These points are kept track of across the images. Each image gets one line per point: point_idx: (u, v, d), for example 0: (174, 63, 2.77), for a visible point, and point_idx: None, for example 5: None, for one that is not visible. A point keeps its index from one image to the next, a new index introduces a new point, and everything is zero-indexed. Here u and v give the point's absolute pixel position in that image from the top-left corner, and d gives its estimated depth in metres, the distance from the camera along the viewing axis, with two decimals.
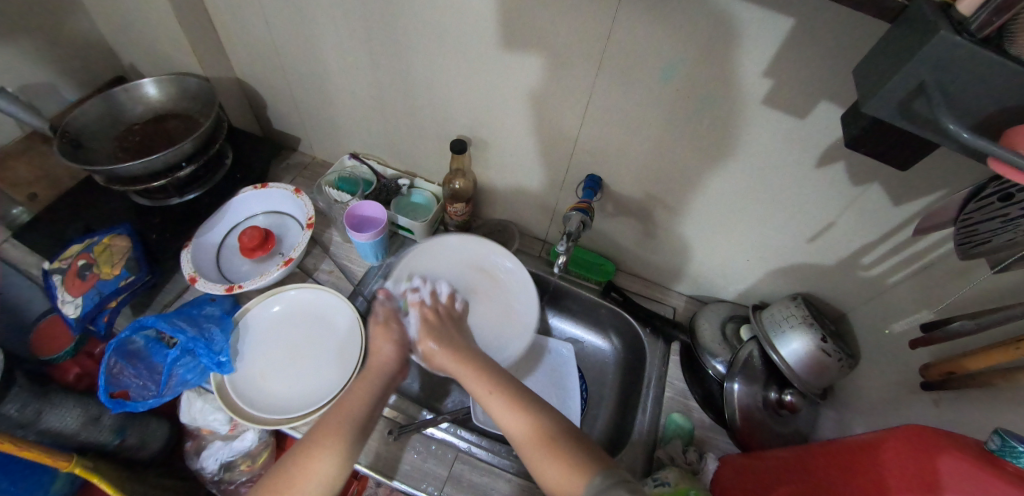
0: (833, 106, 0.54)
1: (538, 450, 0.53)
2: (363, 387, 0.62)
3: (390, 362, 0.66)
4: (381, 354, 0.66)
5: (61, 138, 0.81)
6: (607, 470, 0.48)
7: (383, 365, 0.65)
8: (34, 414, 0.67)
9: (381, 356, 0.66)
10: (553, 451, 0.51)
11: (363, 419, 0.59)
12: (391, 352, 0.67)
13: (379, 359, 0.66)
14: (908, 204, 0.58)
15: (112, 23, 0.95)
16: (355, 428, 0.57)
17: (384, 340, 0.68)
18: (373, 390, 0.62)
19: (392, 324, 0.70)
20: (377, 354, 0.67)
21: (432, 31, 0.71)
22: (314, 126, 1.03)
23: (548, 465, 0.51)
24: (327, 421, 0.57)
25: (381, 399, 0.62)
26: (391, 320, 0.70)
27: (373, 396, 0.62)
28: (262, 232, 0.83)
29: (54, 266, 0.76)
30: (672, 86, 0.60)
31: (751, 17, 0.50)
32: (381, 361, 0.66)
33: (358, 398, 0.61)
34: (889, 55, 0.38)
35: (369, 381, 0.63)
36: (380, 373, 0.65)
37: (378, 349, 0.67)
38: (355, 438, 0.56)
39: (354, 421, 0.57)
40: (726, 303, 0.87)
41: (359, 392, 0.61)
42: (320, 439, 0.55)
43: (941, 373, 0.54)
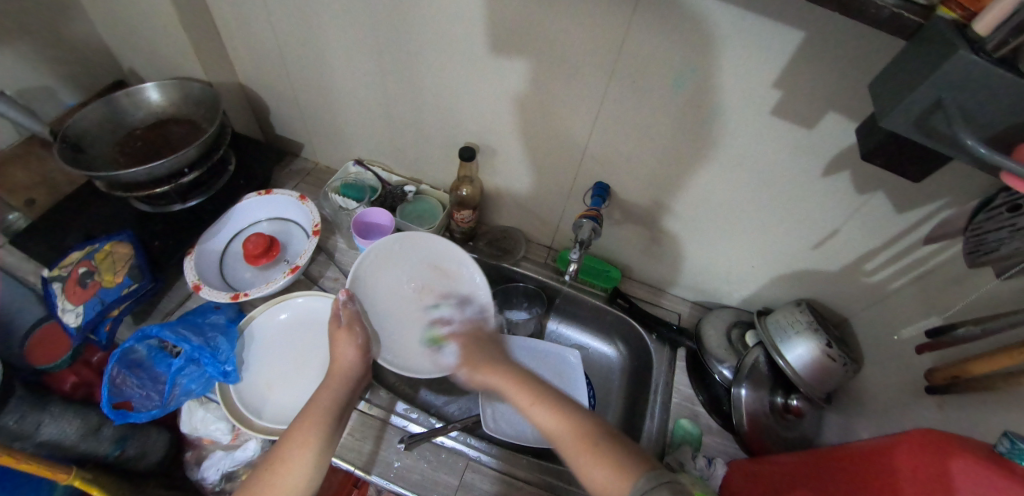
0: (841, 117, 0.55)
1: (583, 451, 0.52)
2: (326, 391, 0.61)
3: (353, 365, 0.65)
4: (342, 357, 0.65)
5: (61, 142, 0.79)
6: (653, 470, 0.47)
7: (347, 370, 0.64)
8: (33, 425, 0.67)
9: (341, 356, 0.65)
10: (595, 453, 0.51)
11: (334, 415, 0.59)
12: (348, 354, 0.66)
13: (341, 364, 0.64)
14: (910, 212, 0.60)
15: (114, 27, 0.94)
16: (327, 430, 0.57)
17: (348, 344, 0.66)
18: (339, 389, 0.62)
19: (357, 328, 0.68)
20: (336, 360, 0.65)
21: (442, 39, 0.71)
22: (318, 132, 1.02)
23: (590, 465, 0.50)
24: (297, 426, 0.56)
25: (341, 412, 0.60)
26: (353, 324, 0.69)
27: (339, 402, 0.61)
28: (266, 238, 0.82)
29: (54, 273, 0.74)
30: (682, 96, 0.62)
31: (764, 32, 0.52)
32: (340, 366, 0.64)
33: (323, 402, 0.60)
34: (905, 71, 0.39)
35: (331, 384, 0.62)
36: (343, 379, 0.63)
37: (337, 353, 0.65)
38: (323, 434, 0.56)
39: (327, 419, 0.58)
40: (730, 309, 0.89)
41: (327, 395, 0.61)
42: (292, 438, 0.55)
43: (947, 377, 0.55)
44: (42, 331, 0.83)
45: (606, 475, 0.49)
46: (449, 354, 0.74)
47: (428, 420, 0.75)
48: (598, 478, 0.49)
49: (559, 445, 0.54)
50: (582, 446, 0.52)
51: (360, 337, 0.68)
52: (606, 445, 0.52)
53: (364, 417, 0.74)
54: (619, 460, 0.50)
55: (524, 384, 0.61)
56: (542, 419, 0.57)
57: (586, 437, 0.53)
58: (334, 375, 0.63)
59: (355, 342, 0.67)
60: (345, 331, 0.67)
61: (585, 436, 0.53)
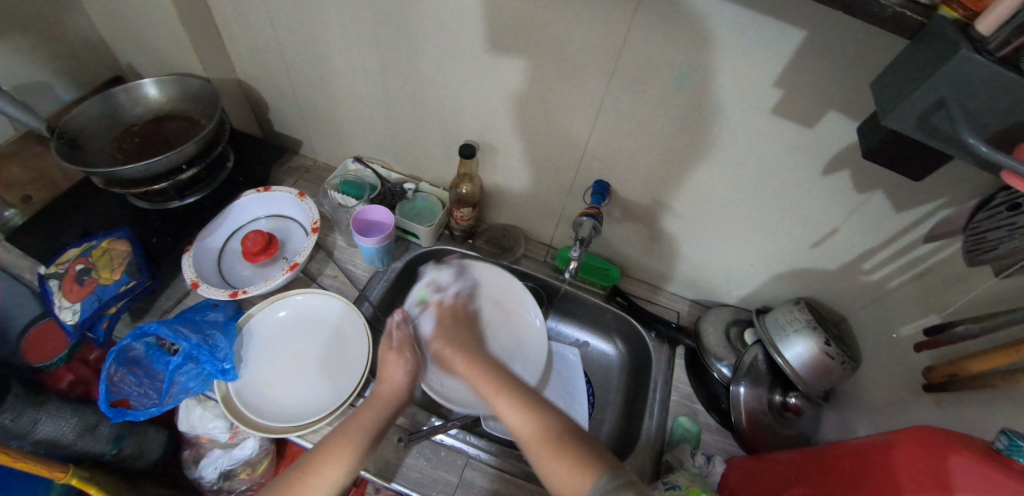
0: (842, 115, 0.55)
1: (576, 481, 0.48)
2: (366, 413, 0.60)
3: (398, 388, 0.63)
4: (392, 377, 0.64)
5: (58, 138, 0.79)
6: (614, 471, 0.48)
7: (394, 393, 0.63)
8: (30, 424, 0.65)
9: (390, 380, 0.64)
10: (558, 452, 0.51)
11: (374, 435, 0.58)
12: (399, 379, 0.64)
13: (387, 386, 0.63)
14: (909, 211, 0.61)
15: (111, 22, 0.93)
16: (359, 450, 0.56)
17: (395, 363, 0.65)
18: (381, 413, 0.61)
19: (408, 353, 0.66)
20: (384, 381, 0.64)
21: (443, 36, 0.71)
22: (317, 129, 1.02)
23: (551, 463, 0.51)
24: (327, 446, 0.55)
25: (379, 432, 0.59)
26: (405, 348, 0.66)
27: (374, 428, 0.59)
28: (264, 235, 0.81)
29: (51, 270, 0.74)
30: (683, 94, 0.62)
31: (766, 30, 0.52)
32: (386, 391, 0.63)
33: (357, 426, 0.58)
34: (908, 70, 0.39)
35: (371, 409, 0.61)
36: (389, 402, 0.62)
37: (386, 375, 0.64)
38: (353, 459, 0.55)
39: (360, 442, 0.57)
40: (729, 307, 0.89)
41: (365, 417, 0.60)
42: (323, 460, 0.54)
43: (944, 375, 0.56)
44: (33, 332, 0.82)
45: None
46: (425, 322, 0.74)
47: (428, 418, 0.75)
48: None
49: (526, 445, 0.54)
50: (573, 475, 0.49)
51: (412, 356, 0.66)
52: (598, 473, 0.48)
53: None
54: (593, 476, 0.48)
55: (519, 401, 0.58)
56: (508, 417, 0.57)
57: (578, 464, 0.50)
58: (379, 396, 0.62)
59: (401, 354, 0.65)
60: (396, 352, 0.65)
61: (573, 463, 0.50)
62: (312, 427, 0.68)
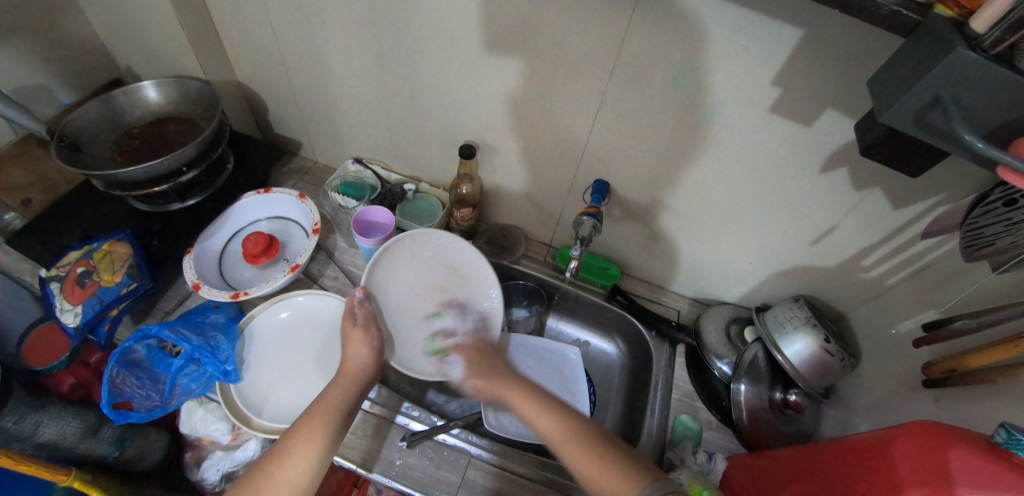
0: (839, 114, 0.56)
1: (575, 448, 0.55)
2: (334, 392, 0.61)
3: (364, 366, 0.65)
4: (354, 355, 0.66)
5: (58, 141, 0.79)
6: (658, 482, 0.49)
7: (359, 371, 0.65)
8: (31, 427, 0.65)
9: (354, 359, 0.65)
10: (600, 463, 0.52)
11: (343, 413, 0.60)
12: (366, 355, 0.66)
13: (353, 364, 0.65)
14: (907, 208, 0.61)
15: (111, 25, 0.93)
16: (333, 429, 0.58)
17: (360, 343, 0.67)
18: (348, 394, 0.62)
19: (371, 330, 0.69)
20: (348, 362, 0.65)
21: (443, 38, 0.71)
22: (317, 131, 1.02)
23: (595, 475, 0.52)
24: (301, 424, 0.57)
25: (354, 406, 0.61)
26: (369, 324, 0.69)
27: (345, 406, 0.60)
28: (265, 237, 0.82)
29: (52, 273, 0.74)
30: (682, 94, 0.62)
31: (764, 29, 0.52)
32: (351, 370, 0.65)
33: (327, 406, 0.59)
34: (904, 69, 0.40)
35: (340, 389, 0.62)
36: (354, 378, 0.64)
37: (349, 354, 0.66)
38: (330, 437, 0.57)
39: (330, 424, 0.57)
40: (729, 305, 0.89)
41: (333, 398, 0.61)
42: (296, 439, 0.55)
43: (943, 371, 0.56)
44: (35, 338, 0.82)
45: (587, 465, 0.53)
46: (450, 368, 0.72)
47: (430, 418, 0.75)
48: (588, 472, 0.52)
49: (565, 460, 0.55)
50: (569, 442, 0.56)
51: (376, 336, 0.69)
52: (599, 446, 0.54)
53: (366, 416, 0.74)
54: (592, 445, 0.55)
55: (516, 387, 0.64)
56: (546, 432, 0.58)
57: (575, 435, 0.56)
58: (345, 375, 0.64)
59: (366, 339, 0.68)
60: (360, 329, 0.68)
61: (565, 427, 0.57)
62: None
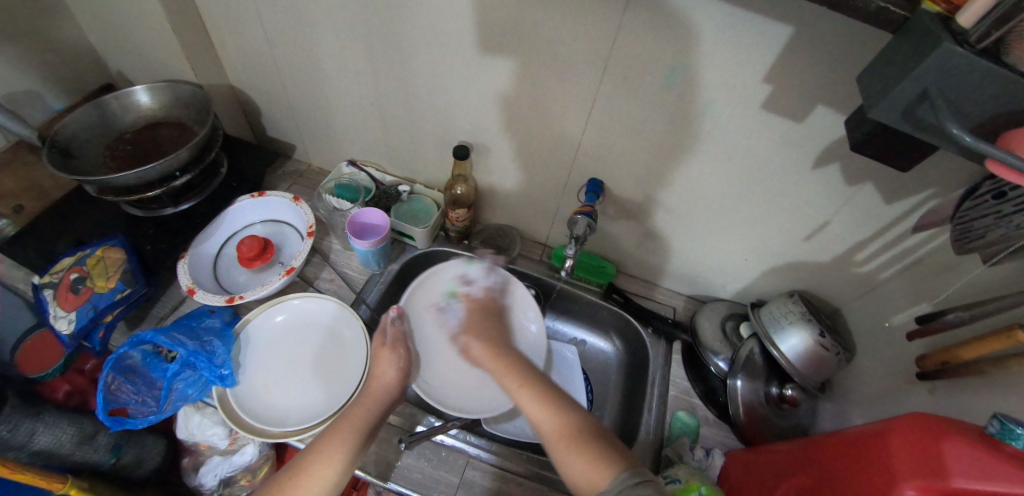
0: (830, 110, 0.56)
1: (566, 446, 0.52)
2: (358, 412, 0.60)
3: (392, 386, 0.64)
4: (384, 375, 0.65)
5: (50, 147, 0.79)
6: (633, 467, 0.48)
7: (385, 390, 0.64)
8: (27, 436, 0.64)
9: (381, 379, 0.65)
10: (579, 447, 0.51)
11: (366, 432, 0.59)
12: (396, 376, 0.65)
13: (380, 383, 0.64)
14: (899, 203, 0.61)
15: (102, 30, 0.93)
16: (353, 447, 0.56)
17: (388, 361, 0.66)
18: (372, 412, 0.61)
19: (400, 349, 0.68)
20: (374, 384, 0.64)
21: (435, 39, 0.71)
22: (310, 133, 1.01)
23: (572, 458, 0.51)
24: (318, 446, 0.55)
25: (375, 425, 0.60)
26: (397, 344, 0.68)
27: (369, 423, 0.60)
28: (260, 241, 0.81)
29: (44, 280, 0.73)
30: (674, 91, 0.62)
31: (755, 26, 0.52)
32: (377, 389, 0.64)
33: (350, 424, 0.58)
34: (893, 64, 0.40)
35: (362, 407, 0.61)
36: (378, 399, 0.63)
37: (377, 373, 0.65)
38: (346, 459, 0.55)
39: (348, 448, 0.56)
40: (724, 302, 0.89)
41: (356, 418, 0.60)
42: (314, 458, 0.54)
43: (936, 363, 0.57)
44: (29, 344, 0.81)
45: (578, 462, 0.50)
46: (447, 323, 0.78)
47: (428, 419, 0.75)
48: (579, 471, 0.50)
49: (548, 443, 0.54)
50: (562, 441, 0.53)
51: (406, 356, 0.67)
52: (594, 447, 0.51)
53: None
54: (586, 446, 0.51)
55: (519, 380, 0.62)
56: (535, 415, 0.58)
57: (567, 432, 0.54)
58: (370, 394, 0.63)
59: (397, 357, 0.67)
60: (387, 347, 0.68)
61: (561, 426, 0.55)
62: (311, 432, 0.68)
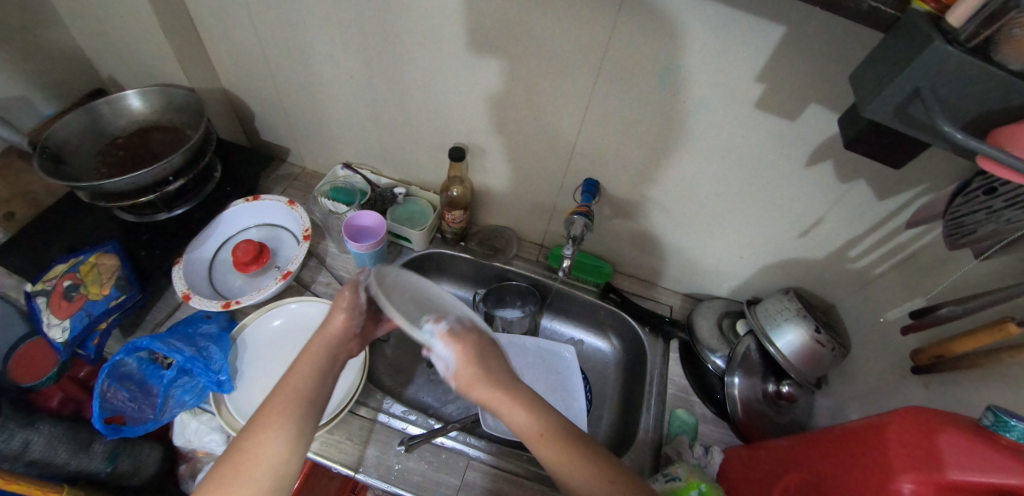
0: (822, 108, 0.57)
1: (546, 443, 0.51)
2: (310, 362, 0.53)
3: (346, 330, 0.56)
4: (332, 323, 0.56)
5: (41, 153, 0.78)
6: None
7: (337, 332, 0.56)
8: (21, 445, 0.63)
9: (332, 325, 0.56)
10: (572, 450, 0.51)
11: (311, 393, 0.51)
12: (347, 322, 0.56)
13: (334, 325, 0.56)
14: (891, 199, 0.62)
15: (92, 34, 0.92)
16: (309, 396, 0.50)
17: (337, 305, 0.57)
18: (324, 357, 0.54)
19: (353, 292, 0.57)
20: (325, 332, 0.56)
21: (429, 42, 0.71)
22: (304, 136, 1.01)
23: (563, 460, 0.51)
24: (269, 406, 0.49)
25: (330, 368, 0.54)
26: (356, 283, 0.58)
27: (324, 365, 0.54)
28: (256, 245, 0.81)
29: (37, 288, 0.72)
30: (669, 91, 0.63)
31: (748, 25, 0.53)
32: (331, 333, 0.56)
33: (306, 372, 0.52)
34: (885, 64, 0.41)
35: (316, 349, 0.54)
36: (326, 345, 0.55)
37: (328, 320, 0.56)
38: (305, 416, 0.49)
39: (300, 404, 0.49)
40: (720, 299, 0.90)
41: (307, 364, 0.53)
42: (269, 416, 0.48)
43: (930, 357, 0.57)
44: (23, 353, 0.80)
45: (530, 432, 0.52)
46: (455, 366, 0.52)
47: (427, 422, 0.75)
48: (547, 454, 0.51)
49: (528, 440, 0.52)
50: (542, 438, 0.52)
51: (359, 303, 0.57)
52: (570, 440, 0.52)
53: (364, 422, 0.74)
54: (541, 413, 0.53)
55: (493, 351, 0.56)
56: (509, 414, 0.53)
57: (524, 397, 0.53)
58: (322, 335, 0.55)
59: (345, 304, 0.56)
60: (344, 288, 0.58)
61: (519, 398, 0.53)
62: None
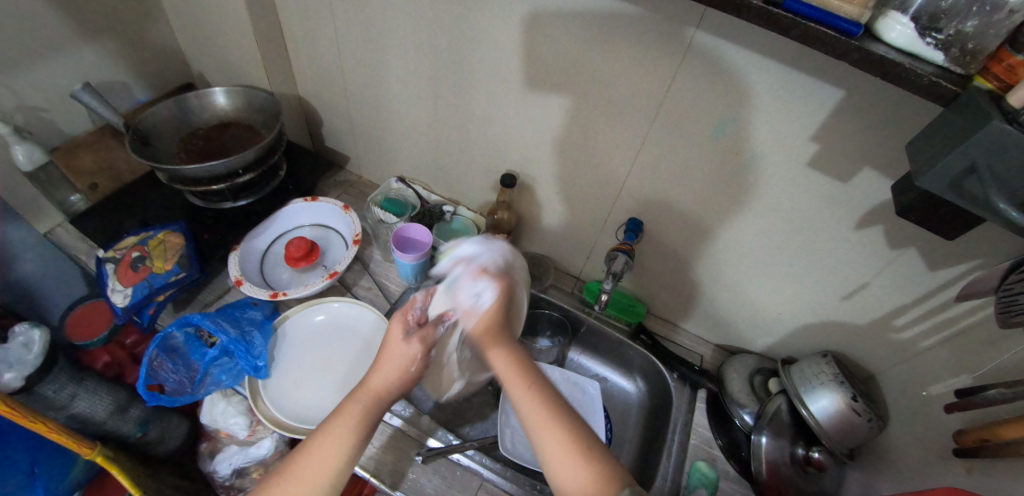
0: (878, 174, 0.58)
1: (568, 458, 0.47)
2: (347, 418, 0.52)
3: (397, 385, 0.55)
4: (380, 376, 0.55)
5: (132, 134, 0.86)
6: None
7: (385, 390, 0.55)
8: (68, 398, 0.70)
9: (382, 376, 0.55)
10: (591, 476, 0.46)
11: (347, 453, 0.51)
12: (395, 378, 0.55)
13: (379, 379, 0.55)
14: (941, 271, 0.62)
15: (193, 35, 1.02)
16: (347, 453, 0.51)
17: (389, 355, 0.56)
18: (368, 411, 0.54)
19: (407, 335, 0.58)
20: (370, 388, 0.54)
21: (496, 73, 0.77)
22: (365, 147, 1.07)
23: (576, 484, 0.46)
24: (301, 462, 0.50)
25: (369, 431, 0.53)
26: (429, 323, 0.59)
27: (368, 420, 0.53)
28: (308, 243, 0.85)
29: (108, 255, 0.78)
30: (723, 141, 0.65)
31: (806, 88, 0.55)
32: (374, 393, 0.54)
33: (344, 426, 0.52)
34: (944, 136, 0.42)
35: (358, 404, 0.53)
36: (376, 397, 0.54)
37: (373, 377, 0.55)
38: (333, 476, 0.50)
39: (330, 467, 0.50)
40: (754, 355, 0.89)
41: (348, 418, 0.52)
42: (302, 469, 0.49)
43: (975, 440, 0.56)
44: (81, 315, 0.95)
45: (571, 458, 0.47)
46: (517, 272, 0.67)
47: (446, 437, 0.75)
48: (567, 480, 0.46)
49: (551, 461, 0.48)
50: (564, 455, 0.48)
51: (417, 370, 0.56)
52: (594, 462, 0.47)
53: (386, 427, 0.74)
54: (563, 417, 0.51)
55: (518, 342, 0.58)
56: (535, 423, 0.50)
57: (543, 401, 0.51)
58: (366, 390, 0.54)
59: (411, 363, 0.56)
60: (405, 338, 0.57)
61: (548, 403, 0.51)
62: None
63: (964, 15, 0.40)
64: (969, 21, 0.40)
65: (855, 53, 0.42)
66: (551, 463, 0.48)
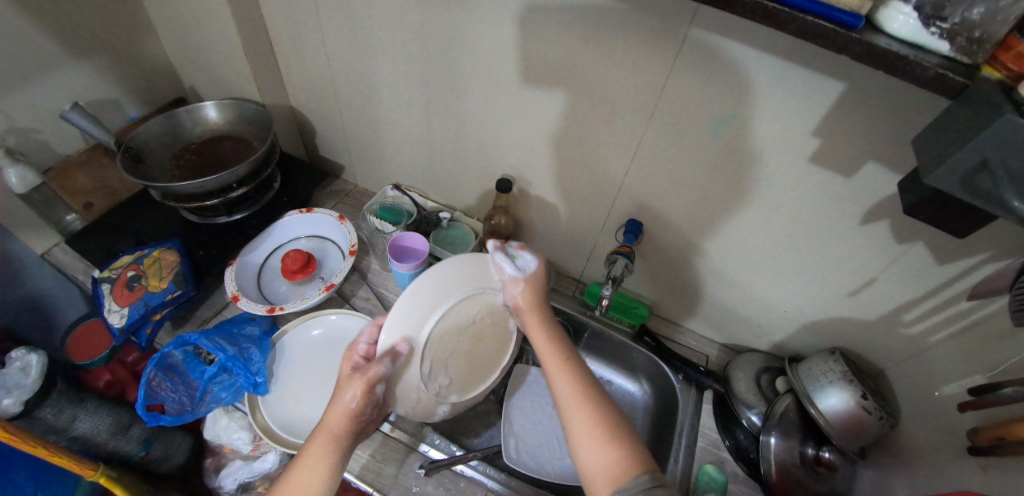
0: (882, 168, 0.56)
1: (577, 399, 0.54)
2: (310, 461, 0.51)
3: (350, 425, 0.52)
4: (332, 416, 0.52)
5: (124, 152, 0.85)
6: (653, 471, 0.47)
7: (339, 428, 0.52)
8: (68, 420, 0.70)
9: (333, 417, 0.52)
10: (600, 421, 0.52)
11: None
12: (349, 416, 0.52)
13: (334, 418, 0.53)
14: (951, 264, 0.60)
15: (182, 49, 1.02)
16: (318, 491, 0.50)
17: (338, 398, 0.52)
18: (333, 451, 0.52)
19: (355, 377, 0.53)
20: (326, 428, 0.52)
21: (486, 77, 0.76)
22: (360, 155, 1.06)
23: (587, 426, 0.52)
24: None
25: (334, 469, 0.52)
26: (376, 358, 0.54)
27: (334, 458, 0.52)
28: (304, 255, 0.84)
29: (104, 274, 0.78)
30: (720, 138, 0.64)
31: (804, 83, 0.54)
32: (331, 433, 0.52)
33: (310, 469, 0.51)
34: (952, 131, 0.41)
35: (319, 446, 0.52)
36: (334, 437, 0.52)
37: (326, 418, 0.52)
38: None
39: None
40: (760, 354, 0.87)
41: (311, 462, 0.52)
42: None
43: (990, 439, 0.54)
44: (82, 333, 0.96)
45: (592, 431, 0.51)
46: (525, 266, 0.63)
47: (449, 447, 0.74)
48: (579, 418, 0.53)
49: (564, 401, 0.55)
50: (575, 395, 0.54)
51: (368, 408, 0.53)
52: (599, 405, 0.53)
53: (387, 439, 0.74)
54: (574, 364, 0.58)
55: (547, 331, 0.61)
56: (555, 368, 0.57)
57: (563, 349, 0.59)
58: (324, 432, 0.52)
59: (353, 402, 0.51)
60: (350, 380, 0.52)
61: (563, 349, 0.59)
62: None
63: (968, 3, 0.38)
64: (974, 9, 0.38)
65: (858, 46, 0.40)
66: (565, 402, 0.54)
